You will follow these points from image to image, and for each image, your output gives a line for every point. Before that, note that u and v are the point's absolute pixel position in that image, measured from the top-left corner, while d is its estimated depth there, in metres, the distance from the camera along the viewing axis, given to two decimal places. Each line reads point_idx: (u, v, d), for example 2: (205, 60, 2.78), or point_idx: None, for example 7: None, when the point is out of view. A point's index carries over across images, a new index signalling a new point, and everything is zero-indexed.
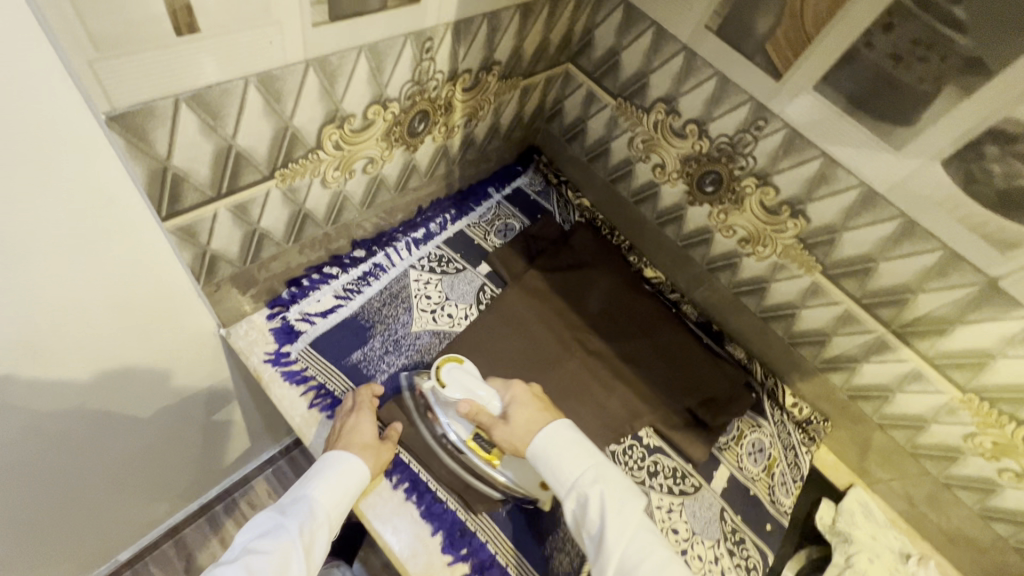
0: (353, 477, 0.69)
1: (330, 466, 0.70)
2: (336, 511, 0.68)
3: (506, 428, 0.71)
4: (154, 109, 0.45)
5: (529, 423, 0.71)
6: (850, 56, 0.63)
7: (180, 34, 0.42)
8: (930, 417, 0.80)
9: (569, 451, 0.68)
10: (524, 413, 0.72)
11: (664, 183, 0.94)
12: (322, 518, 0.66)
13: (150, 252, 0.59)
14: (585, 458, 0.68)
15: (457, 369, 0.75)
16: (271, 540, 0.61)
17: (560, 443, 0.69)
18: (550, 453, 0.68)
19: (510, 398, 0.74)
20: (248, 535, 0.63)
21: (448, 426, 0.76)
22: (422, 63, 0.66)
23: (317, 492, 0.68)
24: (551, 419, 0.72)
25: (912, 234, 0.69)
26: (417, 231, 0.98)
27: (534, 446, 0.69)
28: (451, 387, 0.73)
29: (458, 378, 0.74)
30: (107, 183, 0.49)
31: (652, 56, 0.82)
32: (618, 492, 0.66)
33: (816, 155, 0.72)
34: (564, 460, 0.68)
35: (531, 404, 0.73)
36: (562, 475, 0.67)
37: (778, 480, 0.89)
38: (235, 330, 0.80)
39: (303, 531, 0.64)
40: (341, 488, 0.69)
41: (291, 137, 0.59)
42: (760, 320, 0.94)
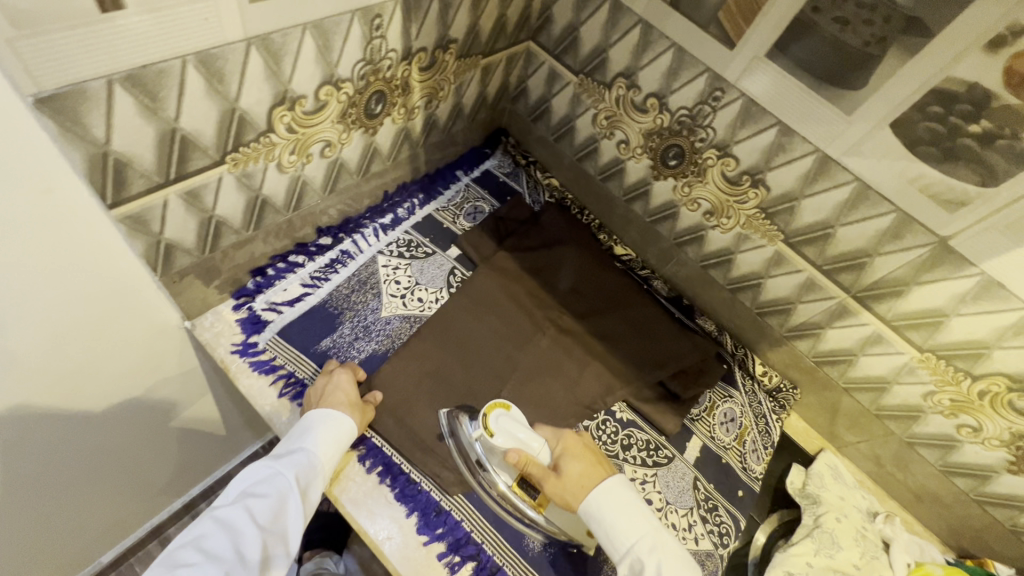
0: (344, 432, 0.71)
1: (327, 423, 0.70)
2: (333, 463, 0.69)
3: (560, 481, 0.71)
4: (86, 91, 0.44)
5: (583, 478, 0.71)
6: (798, 22, 0.64)
7: (104, 11, 0.41)
8: (891, 378, 0.82)
9: (626, 513, 0.68)
10: (577, 466, 0.72)
11: (629, 160, 0.94)
12: (319, 468, 0.67)
13: (102, 243, 0.57)
14: (642, 522, 0.68)
15: (505, 417, 0.74)
16: (268, 485, 0.63)
17: (615, 500, 0.69)
18: (606, 513, 0.68)
19: (563, 449, 0.74)
20: (246, 478, 0.63)
21: (494, 472, 0.74)
22: (373, 42, 0.65)
23: (315, 445, 0.68)
24: (605, 475, 0.72)
25: (866, 199, 0.70)
26: (384, 216, 0.97)
27: (588, 502, 0.69)
28: (500, 436, 0.73)
29: (508, 427, 0.73)
30: (46, 170, 0.47)
31: (610, 30, 0.82)
32: (676, 560, 0.66)
33: (772, 123, 0.73)
34: (621, 521, 0.67)
35: (584, 456, 0.73)
36: (618, 538, 0.66)
37: (749, 448, 0.91)
38: (200, 322, 0.79)
39: (301, 479, 0.65)
40: (337, 442, 0.70)
41: (239, 120, 0.58)
42: (728, 292, 0.95)
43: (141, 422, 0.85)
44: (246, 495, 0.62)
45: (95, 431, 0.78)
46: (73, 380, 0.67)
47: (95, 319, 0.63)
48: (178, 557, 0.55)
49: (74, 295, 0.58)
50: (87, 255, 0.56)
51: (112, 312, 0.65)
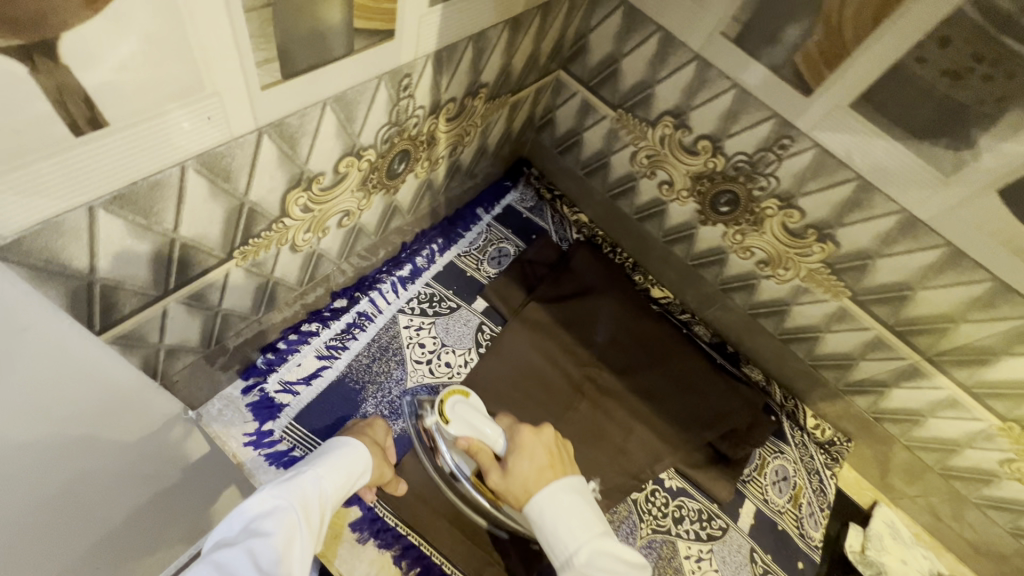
0: (357, 463, 0.63)
1: (336, 448, 0.63)
2: (338, 492, 0.60)
3: (502, 481, 0.60)
4: (61, 224, 0.34)
5: (526, 481, 0.59)
6: (896, 71, 0.55)
7: (79, 133, 0.31)
8: (963, 442, 0.76)
9: (570, 517, 0.57)
10: (526, 468, 0.60)
11: (672, 201, 0.85)
12: (327, 498, 0.58)
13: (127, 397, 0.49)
14: (586, 529, 0.56)
15: (463, 404, 0.66)
16: (274, 520, 0.52)
17: (559, 506, 0.57)
18: (545, 517, 0.57)
19: (514, 444, 0.62)
20: (244, 513, 0.52)
21: (452, 462, 0.68)
22: (399, 103, 0.55)
23: (324, 472, 0.59)
24: (555, 481, 0.59)
25: (958, 264, 0.62)
26: (402, 268, 0.88)
27: (530, 508, 0.58)
28: (455, 424, 0.65)
29: (464, 416, 0.65)
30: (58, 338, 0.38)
31: (658, 65, 0.72)
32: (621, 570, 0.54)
33: (850, 178, 0.64)
34: (561, 526, 0.56)
35: (537, 457, 0.61)
36: (558, 547, 0.56)
37: (805, 511, 0.85)
38: (207, 411, 0.68)
39: (309, 510, 0.55)
40: (346, 468, 0.62)
41: (249, 213, 0.49)
42: (779, 341, 0.88)
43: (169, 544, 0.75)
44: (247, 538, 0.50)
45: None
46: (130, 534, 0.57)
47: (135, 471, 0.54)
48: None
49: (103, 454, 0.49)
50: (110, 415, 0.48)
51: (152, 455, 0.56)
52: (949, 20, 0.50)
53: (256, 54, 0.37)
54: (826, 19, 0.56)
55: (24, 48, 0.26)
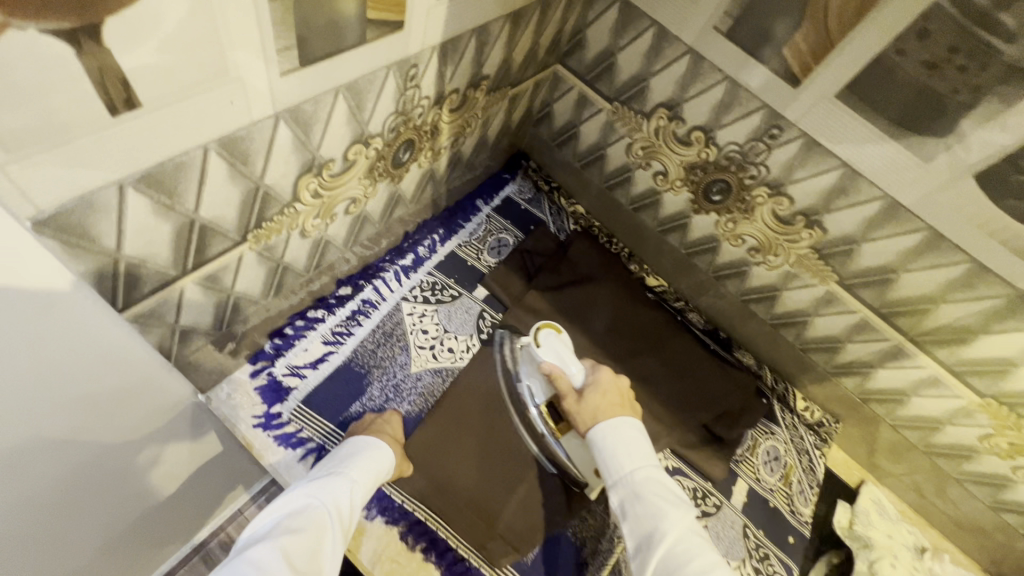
0: (383, 463, 0.68)
1: (363, 450, 0.68)
2: (366, 494, 0.66)
3: (577, 405, 0.67)
4: (93, 201, 0.36)
5: (596, 413, 0.66)
6: (880, 63, 0.58)
7: (115, 113, 0.33)
8: (945, 419, 0.80)
9: (629, 444, 0.62)
10: (599, 400, 0.66)
11: (666, 191, 0.88)
12: (355, 499, 0.64)
13: (100, 336, 0.44)
14: (642, 456, 0.62)
15: (555, 337, 0.71)
16: (304, 519, 0.58)
17: (622, 434, 0.63)
18: (606, 437, 0.63)
19: (593, 379, 0.69)
20: (278, 512, 0.58)
21: (527, 387, 0.76)
22: (406, 93, 0.57)
23: (353, 472, 0.65)
24: (620, 417, 0.65)
25: (938, 247, 0.66)
26: (405, 257, 0.90)
27: (596, 430, 0.64)
28: (544, 350, 0.70)
29: (556, 347, 0.70)
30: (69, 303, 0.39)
31: (653, 59, 0.75)
32: (667, 497, 0.58)
33: (836, 165, 0.68)
34: (619, 448, 0.62)
35: (611, 394, 0.67)
36: (616, 464, 0.61)
37: (795, 489, 0.88)
38: (216, 395, 0.70)
39: (339, 509, 0.61)
40: (374, 470, 0.67)
41: (263, 197, 0.51)
42: (770, 326, 0.92)
43: (154, 514, 0.75)
44: (281, 529, 0.56)
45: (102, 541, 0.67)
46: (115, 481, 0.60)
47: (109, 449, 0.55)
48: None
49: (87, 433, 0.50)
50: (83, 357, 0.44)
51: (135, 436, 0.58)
52: (928, 14, 0.53)
53: (276, 41, 0.39)
54: (813, 14, 0.59)
55: (71, 31, 0.28)
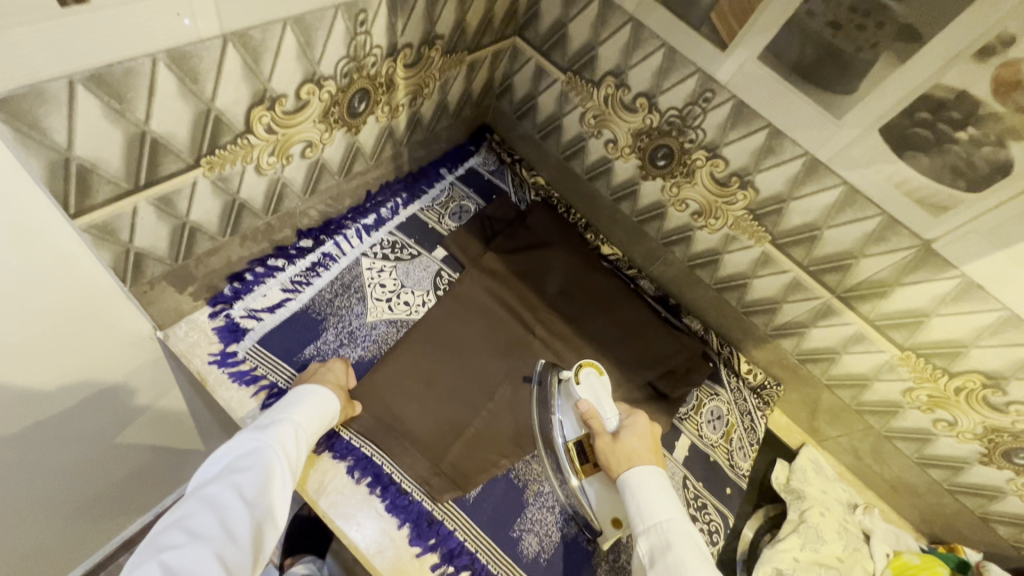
0: (328, 407, 0.70)
1: (309, 396, 0.69)
2: (314, 435, 0.68)
3: (612, 444, 0.73)
4: (44, 92, 0.40)
5: (631, 454, 0.72)
6: (792, 23, 0.63)
7: (64, 5, 0.37)
8: (873, 375, 0.85)
9: (662, 498, 0.68)
10: (636, 443, 0.72)
11: (617, 159, 0.93)
12: (302, 439, 0.66)
13: (33, 213, 0.47)
14: (675, 510, 0.67)
15: (595, 377, 0.77)
16: (252, 458, 0.62)
17: (654, 482, 0.69)
18: (643, 487, 0.68)
19: (629, 422, 0.75)
20: (231, 451, 0.63)
21: (558, 423, 0.78)
22: (357, 38, 0.62)
23: (300, 415, 0.67)
24: (652, 463, 0.71)
25: (854, 202, 0.71)
26: (367, 216, 0.94)
27: (630, 473, 0.70)
28: (585, 388, 0.76)
29: (595, 387, 0.76)
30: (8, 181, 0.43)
31: (599, 28, 0.80)
32: (696, 550, 0.63)
33: (762, 126, 0.73)
34: (653, 499, 0.67)
35: (647, 439, 0.73)
36: (649, 512, 0.66)
37: (736, 445, 0.92)
38: (173, 332, 0.74)
39: (286, 450, 0.64)
40: (320, 413, 0.69)
41: (215, 121, 0.55)
42: (714, 292, 0.96)
43: (95, 444, 0.76)
44: (231, 471, 0.61)
45: (39, 457, 0.68)
46: (64, 391, 0.65)
47: (44, 353, 0.59)
48: (164, 539, 0.53)
49: None
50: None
51: (63, 349, 0.60)
52: None
53: None
54: None
55: None
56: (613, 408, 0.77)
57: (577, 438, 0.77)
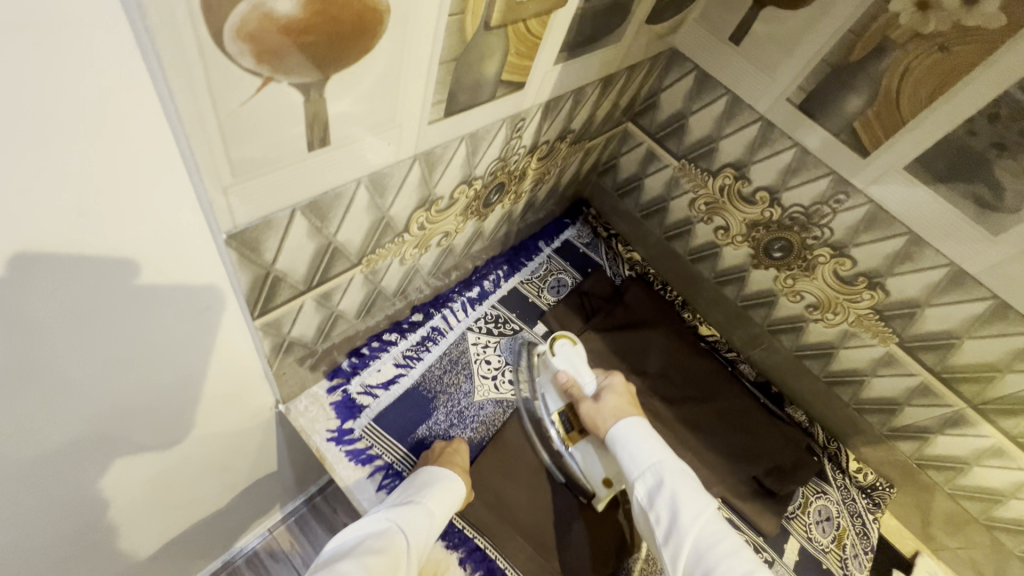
0: (454, 496, 0.69)
1: (438, 481, 0.68)
2: (440, 525, 0.67)
3: (594, 406, 0.76)
4: (272, 221, 0.42)
5: (616, 410, 0.75)
6: (950, 141, 0.62)
7: (311, 149, 0.39)
8: (1009, 492, 0.79)
9: (650, 442, 0.71)
10: (615, 401, 0.76)
11: (727, 245, 0.92)
12: (428, 529, 0.65)
13: (224, 315, 0.49)
14: (663, 450, 0.70)
15: (569, 347, 0.82)
16: (383, 539, 0.61)
17: (638, 430, 0.72)
18: (630, 436, 0.71)
19: (607, 384, 0.79)
20: (362, 528, 0.63)
21: (542, 397, 0.83)
22: (510, 141, 0.64)
23: (428, 502, 0.66)
24: (636, 414, 0.75)
25: (1004, 316, 0.68)
26: (472, 289, 0.95)
27: (615, 431, 0.73)
28: (561, 359, 0.80)
29: (570, 356, 0.81)
30: (213, 291, 0.45)
31: (724, 123, 0.81)
32: (691, 487, 0.66)
33: (900, 232, 0.71)
34: (641, 445, 0.70)
35: (625, 395, 0.77)
36: (639, 458, 0.69)
37: (850, 552, 0.87)
38: (295, 406, 0.76)
39: (414, 537, 0.63)
40: (445, 503, 0.68)
41: (384, 226, 0.57)
42: (823, 384, 0.93)
43: (204, 497, 0.79)
44: (361, 548, 0.60)
45: (160, 509, 0.71)
46: (191, 457, 0.66)
47: (185, 428, 0.60)
48: None
49: (156, 407, 0.52)
50: (180, 324, 0.45)
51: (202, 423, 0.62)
52: (997, 100, 0.57)
53: (433, 96, 0.45)
54: (884, 95, 0.64)
55: (307, 84, 0.34)
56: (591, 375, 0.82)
57: (561, 408, 0.81)
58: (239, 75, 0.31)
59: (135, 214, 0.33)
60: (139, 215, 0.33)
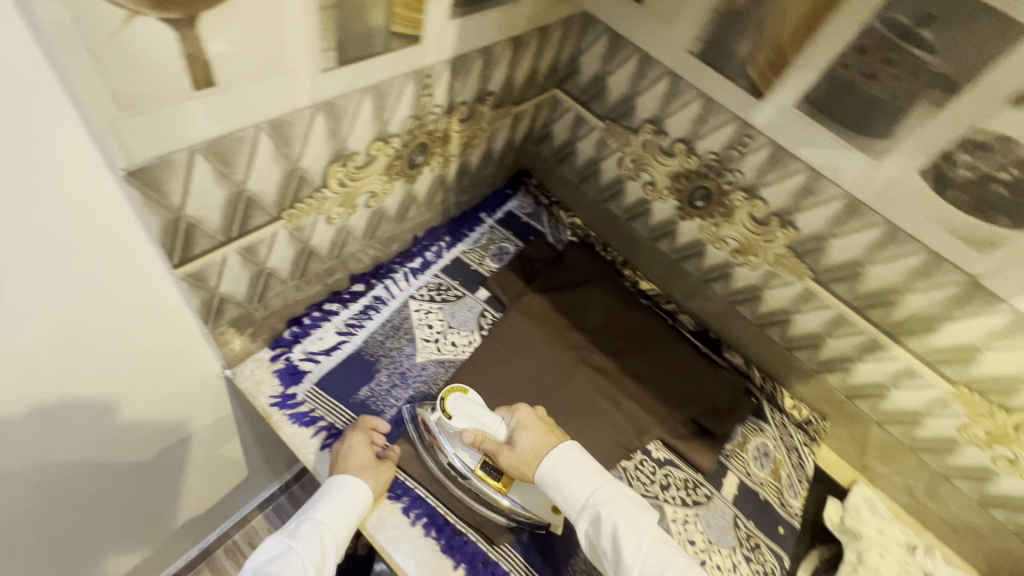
0: (357, 500, 0.70)
1: (335, 490, 0.70)
2: (341, 539, 0.68)
3: (511, 454, 0.71)
4: (170, 161, 0.46)
5: (536, 447, 0.72)
6: (829, 75, 0.67)
7: (197, 88, 0.43)
8: (924, 410, 0.84)
9: (579, 473, 0.69)
10: (530, 438, 0.72)
11: (656, 200, 0.97)
12: (327, 542, 0.67)
13: (140, 259, 0.52)
14: (594, 475, 0.69)
15: (462, 399, 0.75)
16: (281, 562, 0.62)
17: (564, 462, 0.69)
18: (559, 473, 0.68)
19: (516, 423, 0.75)
20: (261, 556, 0.64)
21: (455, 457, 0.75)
22: (421, 99, 0.68)
23: (325, 515, 0.68)
24: (557, 442, 0.72)
25: (896, 239, 0.72)
26: (414, 261, 0.98)
27: (541, 473, 0.69)
28: (457, 417, 0.74)
29: (465, 408, 0.74)
30: (122, 232, 0.48)
31: (638, 80, 0.86)
32: (628, 512, 0.65)
33: (799, 169, 0.76)
34: (573, 481, 0.68)
35: (538, 426, 0.74)
36: (573, 494, 0.67)
37: (785, 483, 0.92)
38: (240, 370, 0.80)
39: (312, 553, 0.65)
40: (345, 511, 0.69)
41: (299, 178, 0.60)
42: (756, 327, 0.97)
43: (160, 464, 0.82)
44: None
45: (114, 475, 0.75)
46: (135, 418, 0.70)
47: (121, 383, 0.63)
48: None
49: (85, 352, 0.55)
50: (93, 267, 0.49)
51: (142, 379, 0.66)
52: (861, 33, 0.62)
53: (321, 42, 0.49)
54: (768, 37, 0.69)
55: (178, 20, 0.38)
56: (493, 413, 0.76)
57: (481, 459, 0.74)
58: (103, 6, 0.35)
59: (10, 146, 0.37)
60: (21, 147, 0.37)
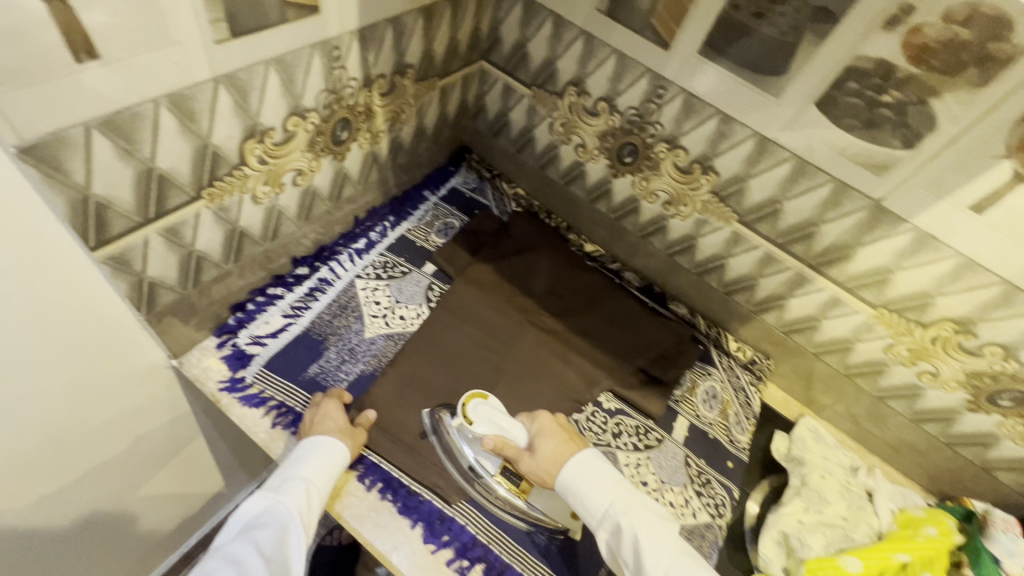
0: (335, 459, 0.71)
1: (314, 451, 0.71)
2: (325, 492, 0.69)
3: (532, 460, 0.73)
4: (66, 138, 0.47)
5: (555, 453, 0.73)
6: (722, 19, 0.70)
7: (79, 60, 0.44)
8: (854, 337, 0.88)
9: (599, 483, 0.71)
10: (551, 445, 0.74)
11: (588, 161, 1.00)
12: (314, 496, 0.68)
13: (59, 247, 0.53)
14: (616, 487, 0.71)
15: (482, 405, 0.77)
16: (270, 517, 0.63)
17: (587, 472, 0.71)
18: (581, 483, 0.70)
19: (536, 430, 0.76)
20: (246, 513, 0.64)
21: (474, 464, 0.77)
22: (333, 72, 0.69)
23: (308, 472, 0.68)
24: (578, 449, 0.74)
25: (805, 172, 0.76)
26: (358, 241, 0.99)
27: (562, 480, 0.71)
28: (479, 423, 0.75)
29: (486, 416, 0.76)
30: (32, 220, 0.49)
31: (556, 43, 0.88)
32: (648, 523, 0.67)
33: (711, 114, 0.79)
34: (595, 491, 0.70)
35: (558, 433, 0.75)
36: (594, 504, 0.69)
37: (732, 420, 0.96)
38: (187, 358, 0.80)
39: (299, 506, 0.65)
40: (327, 469, 0.70)
41: (212, 155, 0.61)
42: (696, 276, 1.01)
43: (119, 464, 0.83)
44: (248, 530, 0.62)
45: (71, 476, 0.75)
46: (83, 414, 0.70)
47: (60, 379, 0.64)
48: None
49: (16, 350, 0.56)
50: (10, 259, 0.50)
51: (81, 374, 0.66)
52: None
53: (208, 13, 0.50)
54: None
55: None
56: (513, 419, 0.78)
57: (501, 465, 0.78)
58: None
59: None
60: None
